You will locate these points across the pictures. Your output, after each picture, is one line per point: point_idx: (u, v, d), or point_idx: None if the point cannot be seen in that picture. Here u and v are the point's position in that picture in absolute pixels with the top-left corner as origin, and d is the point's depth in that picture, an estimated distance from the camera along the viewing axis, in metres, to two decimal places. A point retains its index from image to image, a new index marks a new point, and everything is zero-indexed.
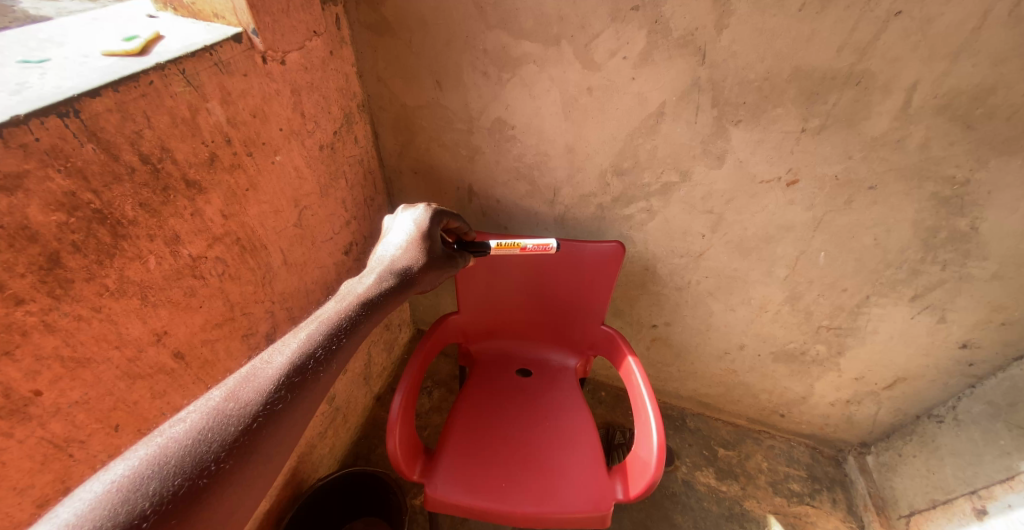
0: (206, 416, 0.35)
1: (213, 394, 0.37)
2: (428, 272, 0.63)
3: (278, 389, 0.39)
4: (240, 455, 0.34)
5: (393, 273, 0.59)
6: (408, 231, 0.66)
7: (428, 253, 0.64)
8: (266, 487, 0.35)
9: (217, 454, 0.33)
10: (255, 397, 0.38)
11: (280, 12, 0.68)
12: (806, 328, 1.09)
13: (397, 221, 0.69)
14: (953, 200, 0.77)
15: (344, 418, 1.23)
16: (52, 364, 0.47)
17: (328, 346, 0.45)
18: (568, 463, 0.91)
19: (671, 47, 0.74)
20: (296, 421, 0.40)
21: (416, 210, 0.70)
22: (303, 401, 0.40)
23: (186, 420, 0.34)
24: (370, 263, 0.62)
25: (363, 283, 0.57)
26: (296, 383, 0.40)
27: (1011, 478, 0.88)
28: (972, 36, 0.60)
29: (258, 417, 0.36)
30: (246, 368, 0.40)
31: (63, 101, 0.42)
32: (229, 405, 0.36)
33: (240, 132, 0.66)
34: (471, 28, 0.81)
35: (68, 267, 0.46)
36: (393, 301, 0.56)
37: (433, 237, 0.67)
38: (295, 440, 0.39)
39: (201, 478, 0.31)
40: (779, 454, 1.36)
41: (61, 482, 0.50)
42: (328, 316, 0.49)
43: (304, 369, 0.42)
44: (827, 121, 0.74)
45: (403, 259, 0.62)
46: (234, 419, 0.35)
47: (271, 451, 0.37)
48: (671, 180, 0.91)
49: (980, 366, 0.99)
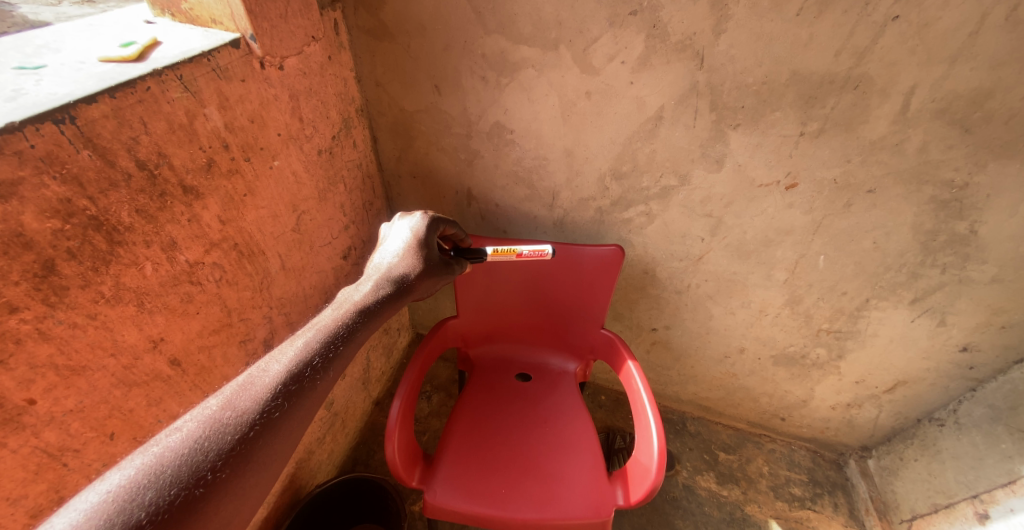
0: (203, 424, 0.34)
1: (210, 403, 0.37)
2: (425, 278, 0.63)
3: (276, 396, 0.39)
4: (236, 463, 0.34)
5: (391, 280, 0.59)
6: (405, 237, 0.66)
7: (425, 259, 0.64)
8: (262, 495, 0.35)
9: (214, 462, 0.32)
10: (252, 405, 0.37)
11: (278, 17, 0.68)
12: (806, 331, 1.09)
13: (394, 228, 0.69)
14: (952, 203, 0.77)
15: (342, 423, 1.22)
16: (47, 373, 0.46)
17: (325, 354, 0.45)
18: (568, 470, 0.91)
19: (669, 51, 0.74)
20: (293, 429, 0.39)
21: (414, 216, 0.70)
22: (301, 409, 0.40)
23: (183, 428, 0.34)
24: (367, 269, 0.62)
25: (360, 290, 0.56)
26: (293, 391, 0.40)
27: (1012, 482, 0.88)
28: (969, 41, 0.61)
29: (255, 425, 0.36)
30: (243, 376, 0.40)
31: (57, 107, 0.42)
32: (225, 413, 0.36)
33: (238, 137, 0.66)
34: (470, 33, 0.81)
35: (63, 274, 0.46)
36: (390, 308, 0.56)
37: (430, 244, 0.66)
38: (292, 448, 0.38)
39: (198, 487, 0.30)
40: (780, 458, 1.35)
41: (55, 491, 0.50)
42: (325, 323, 0.48)
43: (301, 376, 0.41)
44: (826, 125, 0.74)
45: (400, 266, 0.61)
46: (231, 428, 0.35)
47: (268, 459, 0.36)
48: (670, 183, 0.91)
49: (981, 369, 0.99)
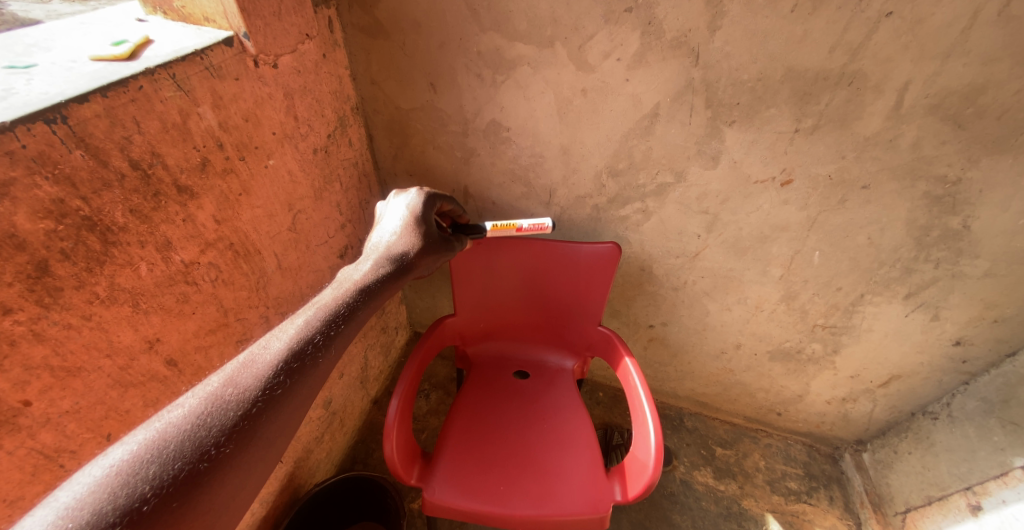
0: (205, 401, 0.34)
1: (211, 380, 0.36)
2: (425, 257, 0.63)
3: (277, 373, 0.39)
4: (239, 440, 0.34)
5: (391, 258, 0.58)
6: (403, 217, 0.66)
7: (423, 238, 0.64)
8: (269, 470, 0.35)
9: (217, 438, 0.32)
10: (254, 382, 0.37)
11: (272, 15, 0.67)
12: (801, 327, 1.10)
13: (391, 208, 0.69)
14: (945, 199, 0.78)
15: (340, 422, 1.22)
16: (42, 374, 0.46)
17: (326, 332, 0.45)
18: (566, 465, 0.91)
19: (664, 49, 0.74)
20: (296, 406, 0.39)
21: (410, 196, 0.70)
22: (304, 387, 0.40)
23: (184, 405, 0.33)
24: (366, 249, 0.61)
25: (360, 269, 0.56)
26: (295, 368, 0.40)
27: (1005, 474, 0.89)
28: (962, 37, 0.61)
29: (258, 401, 0.36)
30: (244, 354, 0.39)
31: (49, 108, 0.42)
32: (227, 390, 0.36)
33: (233, 137, 0.66)
34: (465, 30, 0.81)
35: (56, 275, 0.45)
36: (392, 286, 0.55)
37: (427, 223, 0.66)
38: (296, 426, 0.38)
39: (202, 461, 0.30)
40: (776, 452, 1.36)
41: (52, 493, 0.50)
42: (326, 302, 0.48)
43: (302, 354, 0.41)
44: (820, 122, 0.75)
45: (399, 245, 0.61)
46: (234, 404, 0.35)
47: (272, 436, 0.36)
48: (666, 181, 0.91)
49: (974, 363, 1.00)
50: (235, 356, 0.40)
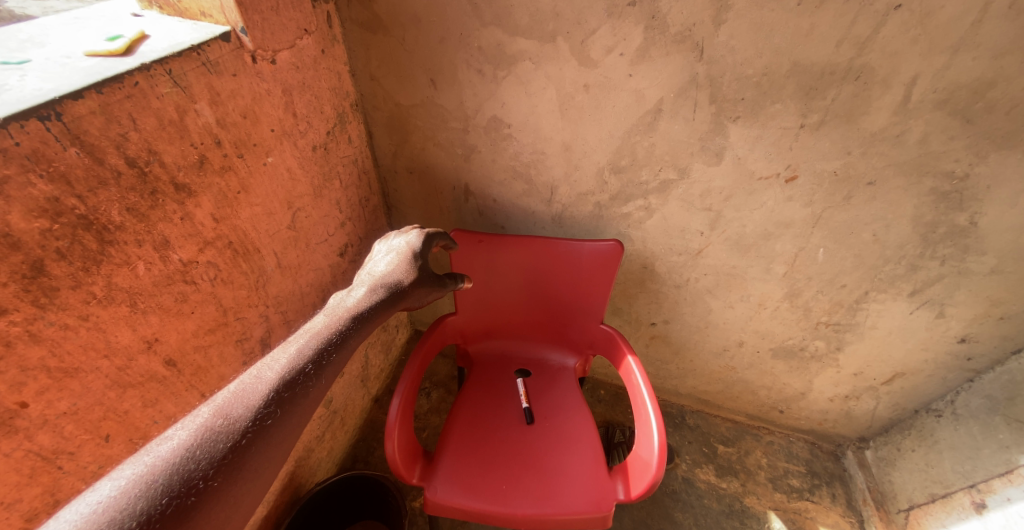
0: (195, 433, 0.36)
1: (201, 411, 0.39)
2: (419, 287, 0.67)
3: (268, 404, 0.41)
4: (228, 472, 0.36)
5: (384, 287, 0.63)
6: (399, 250, 0.71)
7: (418, 269, 0.68)
8: (253, 502, 0.37)
9: (205, 471, 0.34)
10: (244, 413, 0.40)
11: (269, 10, 0.66)
12: (805, 324, 1.09)
13: (389, 242, 0.74)
14: (952, 195, 0.77)
15: (342, 421, 1.22)
16: (38, 375, 0.45)
17: (317, 361, 0.48)
18: (569, 464, 0.91)
19: (668, 43, 0.73)
20: (285, 436, 0.42)
21: (409, 233, 0.75)
22: (292, 416, 0.43)
23: (174, 437, 0.35)
24: (360, 277, 0.66)
25: (353, 296, 0.61)
26: (285, 398, 0.43)
27: (1010, 472, 0.88)
28: (972, 29, 0.60)
29: (247, 433, 0.38)
30: (234, 386, 0.42)
31: (42, 104, 0.41)
32: (218, 421, 0.38)
33: (230, 133, 0.65)
34: (465, 25, 0.80)
35: (52, 275, 0.45)
36: (382, 314, 0.60)
37: (423, 256, 0.71)
38: (282, 456, 0.41)
39: (189, 496, 0.32)
40: (778, 450, 1.36)
41: (50, 494, 0.49)
42: (318, 330, 0.52)
43: (293, 384, 0.44)
44: (826, 117, 0.74)
45: (393, 274, 0.66)
46: (223, 435, 0.37)
47: (259, 467, 0.38)
48: (669, 177, 0.90)
49: (979, 360, 1.00)
50: (225, 386, 0.42)
